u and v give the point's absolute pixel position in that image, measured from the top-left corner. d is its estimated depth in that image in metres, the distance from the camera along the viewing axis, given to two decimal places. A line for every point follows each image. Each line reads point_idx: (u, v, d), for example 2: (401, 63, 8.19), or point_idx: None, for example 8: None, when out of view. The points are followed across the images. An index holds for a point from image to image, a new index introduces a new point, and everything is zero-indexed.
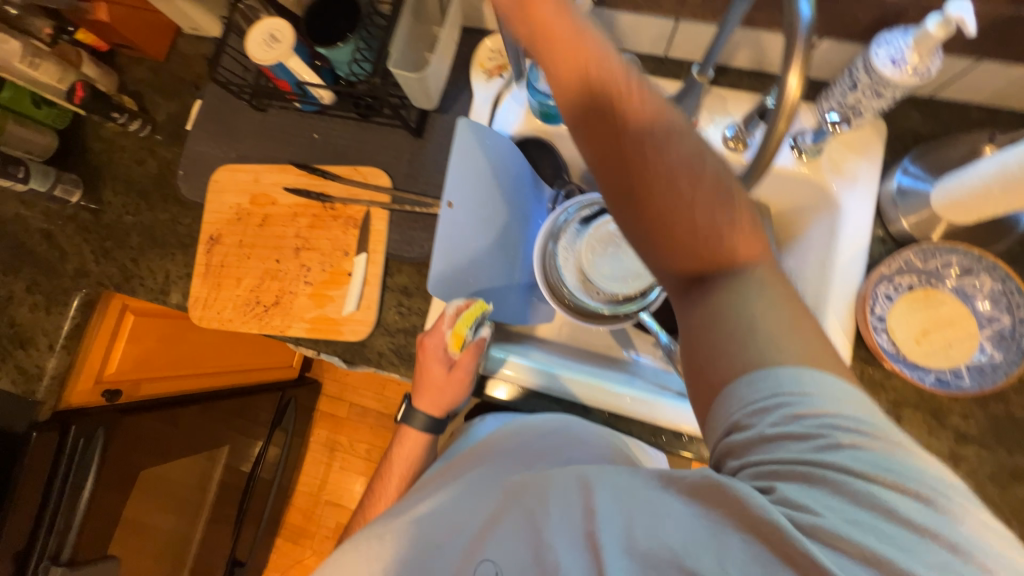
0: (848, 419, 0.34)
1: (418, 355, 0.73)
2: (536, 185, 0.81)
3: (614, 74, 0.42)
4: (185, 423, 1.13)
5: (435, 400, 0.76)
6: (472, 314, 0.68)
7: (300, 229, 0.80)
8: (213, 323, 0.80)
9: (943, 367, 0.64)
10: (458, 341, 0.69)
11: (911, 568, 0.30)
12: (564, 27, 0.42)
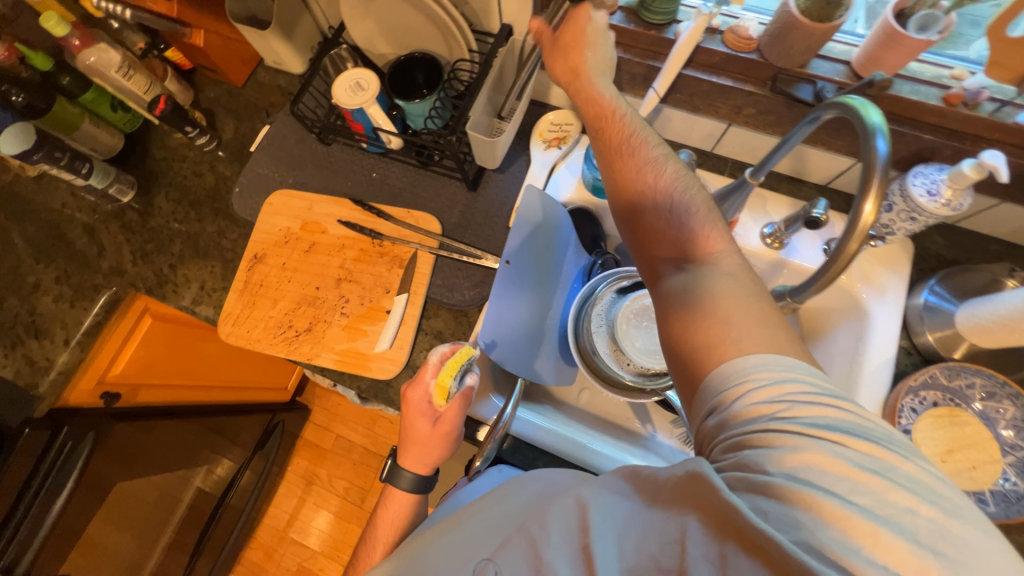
0: (803, 387, 0.39)
1: (401, 411, 0.69)
2: (577, 252, 0.84)
3: (663, 204, 0.53)
4: (160, 437, 1.07)
5: (420, 458, 0.70)
6: (456, 362, 0.66)
7: (345, 260, 0.82)
8: (241, 341, 0.79)
9: (968, 489, 0.64)
10: (442, 393, 0.66)
11: (871, 520, 0.32)
12: (636, 157, 0.56)
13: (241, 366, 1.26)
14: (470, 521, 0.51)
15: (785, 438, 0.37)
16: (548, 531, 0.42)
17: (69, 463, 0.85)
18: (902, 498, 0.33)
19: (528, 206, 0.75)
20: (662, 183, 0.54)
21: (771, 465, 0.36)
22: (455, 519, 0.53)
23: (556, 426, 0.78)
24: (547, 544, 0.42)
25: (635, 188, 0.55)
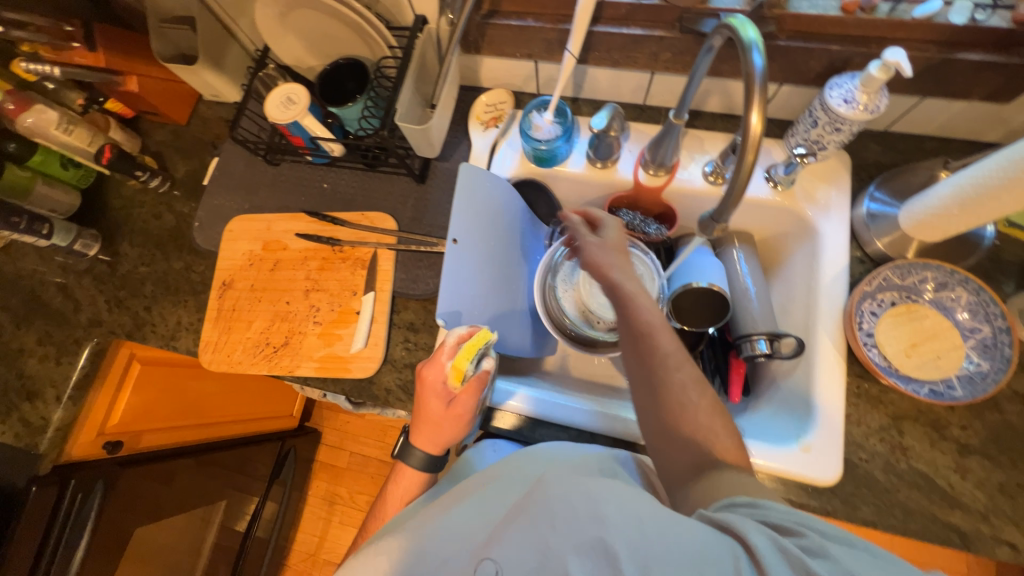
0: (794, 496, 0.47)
1: (417, 387, 0.68)
2: (534, 224, 0.86)
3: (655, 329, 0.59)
4: (180, 482, 1.10)
5: (433, 437, 0.70)
6: (473, 345, 0.65)
7: (310, 271, 0.84)
8: (223, 366, 0.81)
9: (935, 378, 0.67)
10: (458, 375, 0.65)
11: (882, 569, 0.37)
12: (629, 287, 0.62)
13: (238, 397, 1.28)
14: (477, 501, 0.51)
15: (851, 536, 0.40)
16: (561, 517, 0.41)
17: (82, 513, 0.87)
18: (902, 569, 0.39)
19: (465, 181, 0.73)
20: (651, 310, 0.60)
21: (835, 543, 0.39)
22: (452, 497, 0.54)
23: (554, 396, 0.77)
24: (561, 529, 0.40)
25: (634, 340, 0.59)
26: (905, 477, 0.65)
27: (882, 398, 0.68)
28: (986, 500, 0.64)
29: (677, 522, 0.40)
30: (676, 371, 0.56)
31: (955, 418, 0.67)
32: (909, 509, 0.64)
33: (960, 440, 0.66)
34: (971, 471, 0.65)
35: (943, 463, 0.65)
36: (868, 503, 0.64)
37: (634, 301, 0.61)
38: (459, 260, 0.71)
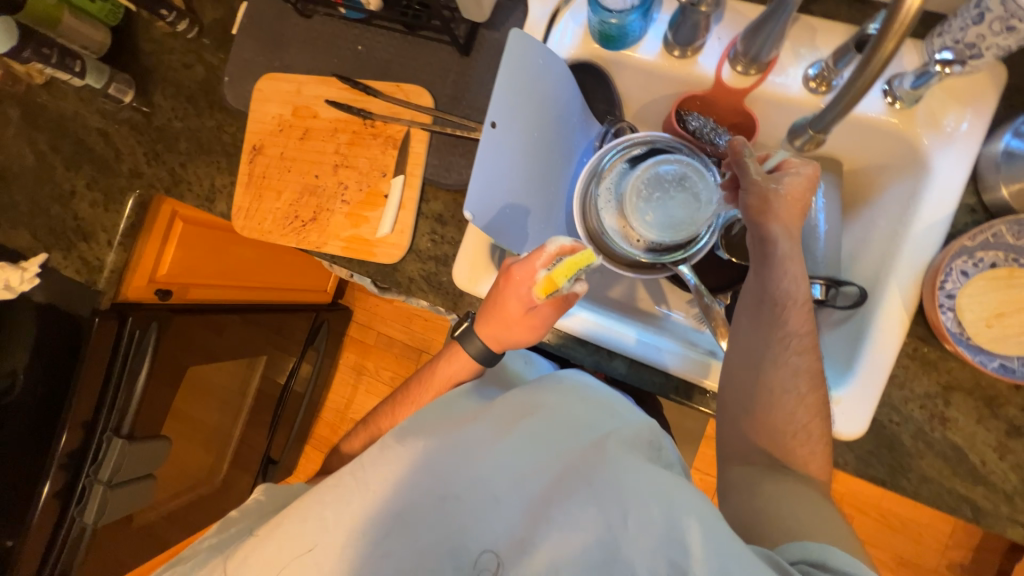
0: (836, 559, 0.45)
1: (501, 282, 0.64)
2: (586, 120, 0.77)
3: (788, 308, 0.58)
4: (227, 333, 1.20)
5: (498, 334, 0.66)
6: (574, 264, 0.59)
7: (340, 145, 0.79)
8: (254, 233, 0.82)
9: (1010, 354, 0.59)
10: (548, 287, 0.60)
11: None
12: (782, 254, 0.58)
13: (271, 266, 1.32)
14: (529, 443, 0.53)
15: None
16: (632, 525, 0.44)
17: (142, 347, 0.97)
18: None
19: (515, 50, 0.60)
20: (793, 287, 0.58)
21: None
22: (500, 421, 0.56)
23: (601, 316, 0.74)
24: (628, 535, 0.44)
25: (763, 304, 0.59)
26: (934, 446, 0.61)
27: (940, 365, 0.62)
28: (1017, 481, 0.60)
29: (758, 569, 0.40)
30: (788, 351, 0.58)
31: (1015, 397, 0.61)
32: (926, 476, 0.61)
33: (1013, 420, 0.60)
34: (1011, 452, 0.60)
35: (984, 439, 0.61)
36: (884, 463, 0.62)
37: (783, 269, 0.58)
38: (495, 146, 0.60)
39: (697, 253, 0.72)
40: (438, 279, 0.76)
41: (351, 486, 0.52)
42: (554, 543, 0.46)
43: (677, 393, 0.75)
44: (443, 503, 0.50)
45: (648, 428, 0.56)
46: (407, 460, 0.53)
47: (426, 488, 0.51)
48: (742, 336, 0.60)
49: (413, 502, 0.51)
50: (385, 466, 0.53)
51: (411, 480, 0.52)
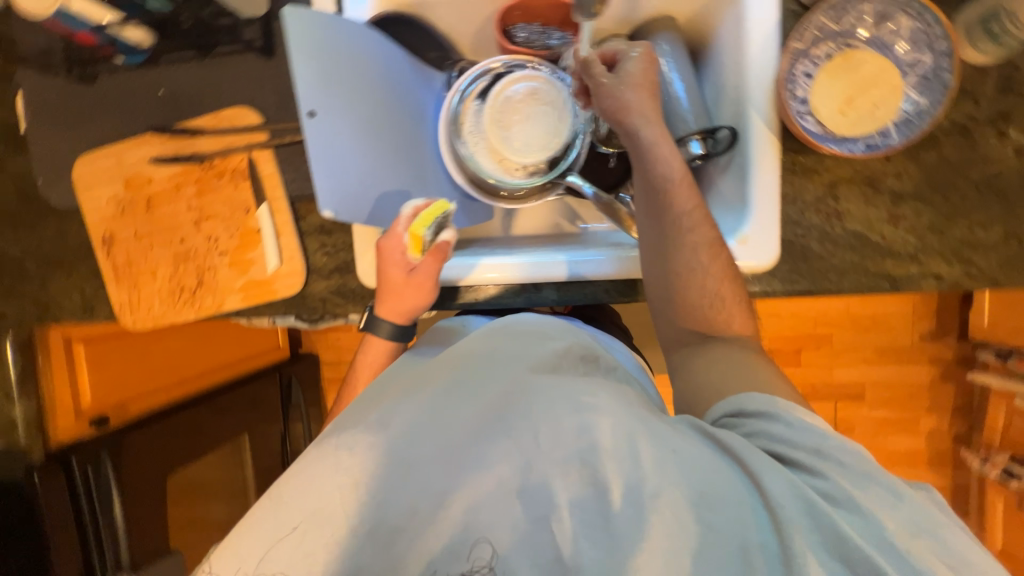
0: (789, 423, 0.44)
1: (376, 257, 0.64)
2: (422, 72, 0.75)
3: (673, 189, 0.56)
4: (200, 427, 1.15)
5: (395, 306, 0.64)
6: (430, 214, 0.62)
7: (190, 200, 0.74)
8: (149, 323, 0.76)
9: (870, 132, 0.62)
10: (416, 242, 0.61)
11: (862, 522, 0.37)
12: (652, 143, 0.57)
13: (212, 347, 1.24)
14: (465, 394, 0.47)
15: (839, 440, 0.43)
16: (547, 446, 0.42)
17: (103, 482, 0.95)
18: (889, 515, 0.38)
19: (300, 32, 0.55)
20: (671, 170, 0.57)
21: (829, 448, 0.41)
22: (436, 380, 0.49)
23: (508, 257, 0.73)
24: (546, 455, 0.42)
25: (652, 194, 0.57)
26: (840, 241, 0.65)
27: (817, 167, 0.65)
28: (917, 241, 0.64)
29: (669, 443, 0.41)
30: (686, 231, 0.57)
31: (889, 168, 0.64)
32: (843, 269, 0.65)
33: (894, 189, 0.64)
34: (904, 219, 0.64)
35: (876, 216, 0.64)
36: (805, 275, 0.66)
37: (655, 151, 0.56)
38: (329, 137, 0.57)
39: (577, 157, 0.72)
40: (349, 288, 0.73)
41: (277, 499, 0.42)
42: (474, 486, 0.41)
43: (610, 296, 0.74)
44: (383, 485, 0.42)
45: (567, 342, 0.56)
46: (342, 451, 0.43)
47: (360, 471, 0.42)
48: (649, 233, 0.59)
49: (337, 488, 0.41)
50: (314, 465, 0.43)
51: (351, 472, 0.42)
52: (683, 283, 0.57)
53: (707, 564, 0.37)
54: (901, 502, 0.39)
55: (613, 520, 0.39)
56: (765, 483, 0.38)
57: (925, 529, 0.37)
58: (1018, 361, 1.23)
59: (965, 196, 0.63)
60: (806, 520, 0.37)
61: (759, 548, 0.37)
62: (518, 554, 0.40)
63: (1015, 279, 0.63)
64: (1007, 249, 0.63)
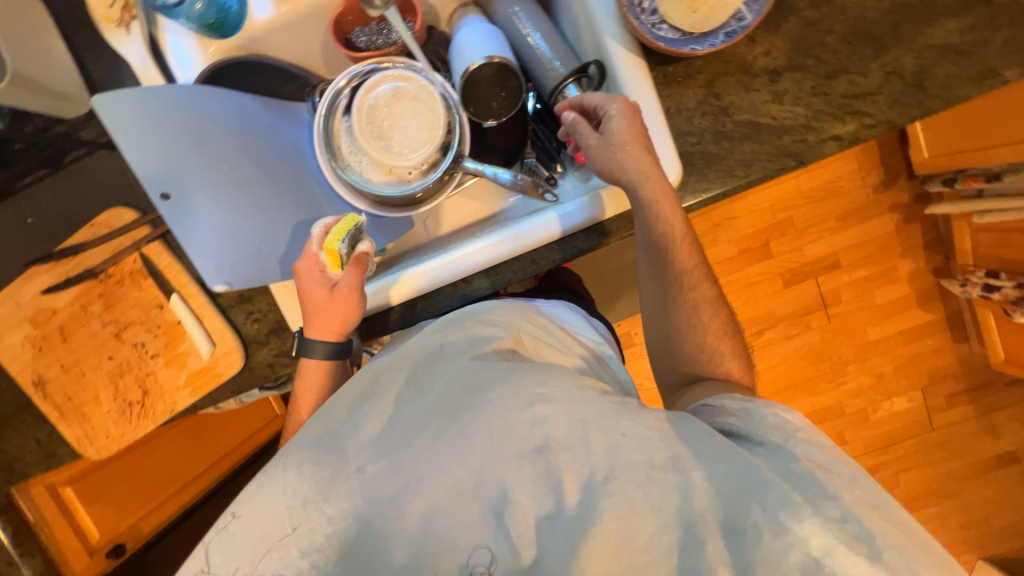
0: (767, 418, 0.47)
1: (296, 280, 0.64)
2: (285, 108, 0.71)
3: (676, 246, 0.60)
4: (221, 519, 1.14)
5: (326, 324, 0.64)
6: (341, 228, 0.60)
7: (102, 315, 0.71)
8: (114, 446, 0.75)
9: (725, 20, 0.60)
10: (333, 261, 0.60)
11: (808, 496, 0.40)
12: (658, 200, 0.58)
13: (209, 439, 1.16)
14: (415, 392, 0.50)
15: (810, 432, 0.46)
16: (499, 447, 0.43)
17: None
18: (843, 487, 0.40)
19: (122, 119, 0.54)
20: (675, 229, 0.59)
21: (799, 436, 0.45)
22: (390, 390, 0.50)
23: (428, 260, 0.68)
24: (498, 454, 0.43)
25: (652, 250, 0.61)
26: (735, 135, 0.64)
27: (689, 73, 0.64)
28: (807, 109, 0.64)
29: (616, 425, 0.44)
30: (679, 275, 0.62)
31: (757, 49, 0.63)
32: (747, 161, 0.64)
33: (768, 67, 0.63)
34: (787, 92, 0.64)
35: (761, 99, 0.64)
36: (714, 178, 0.65)
37: (655, 212, 0.58)
38: (190, 213, 0.57)
39: (460, 140, 0.70)
40: (289, 346, 0.71)
41: (227, 530, 0.44)
42: (424, 492, 0.43)
43: (539, 264, 0.69)
44: (336, 498, 0.44)
45: (515, 333, 0.55)
46: (291, 472, 0.45)
47: (311, 491, 0.44)
48: (648, 274, 0.64)
49: (288, 509, 0.43)
50: (268, 491, 0.44)
51: (303, 491, 0.44)
52: (678, 334, 0.63)
53: (661, 544, 0.41)
54: (862, 482, 0.41)
55: (565, 513, 0.42)
56: (719, 471, 0.41)
57: (873, 496, 0.40)
58: (966, 181, 1.24)
59: (836, 50, 0.63)
60: (765, 494, 0.40)
61: (711, 523, 0.40)
62: (478, 552, 0.41)
63: (909, 113, 0.63)
64: (892, 87, 0.63)
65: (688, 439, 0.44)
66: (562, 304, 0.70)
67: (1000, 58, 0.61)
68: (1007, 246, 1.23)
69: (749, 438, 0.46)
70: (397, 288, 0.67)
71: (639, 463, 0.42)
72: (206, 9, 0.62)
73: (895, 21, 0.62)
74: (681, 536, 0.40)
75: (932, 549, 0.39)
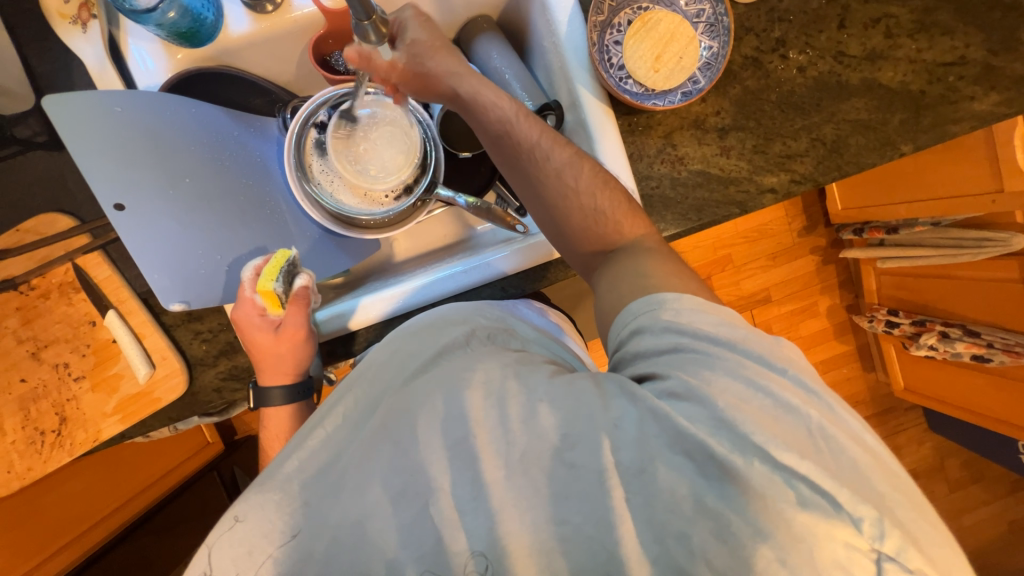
0: (676, 321, 0.47)
1: (239, 331, 0.62)
2: (257, 123, 0.69)
3: (557, 176, 0.57)
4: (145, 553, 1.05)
5: (276, 367, 0.62)
6: (273, 267, 0.59)
7: (19, 331, 0.64)
8: (15, 482, 0.66)
9: (682, 81, 0.68)
10: (271, 300, 0.59)
11: (719, 414, 0.40)
12: (537, 154, 0.57)
13: (124, 472, 1.06)
14: (362, 412, 0.49)
15: (687, 321, 0.47)
16: (424, 437, 0.44)
17: None
18: (742, 372, 0.43)
19: (76, 118, 0.53)
20: (553, 167, 0.57)
21: (682, 340, 0.46)
22: (335, 412, 0.49)
23: (384, 290, 0.68)
24: (423, 444, 0.44)
25: (533, 186, 0.58)
26: (689, 182, 0.71)
27: (651, 124, 0.71)
28: (748, 163, 0.72)
29: (534, 392, 0.45)
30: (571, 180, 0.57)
31: (708, 108, 0.71)
32: (700, 205, 0.72)
33: (717, 126, 0.71)
34: (733, 148, 0.72)
35: (709, 153, 0.71)
36: (670, 220, 0.71)
37: (540, 161, 0.57)
38: (145, 222, 0.56)
39: (436, 167, 0.70)
40: (240, 369, 0.66)
41: None
42: (360, 496, 0.42)
43: (508, 292, 0.71)
44: (283, 539, 0.42)
45: (465, 327, 0.55)
46: (238, 520, 0.43)
47: (256, 536, 0.42)
48: (564, 221, 0.58)
49: (236, 565, 0.42)
50: (215, 552, 0.42)
51: (248, 541, 0.42)
52: (579, 228, 0.58)
53: (573, 499, 0.41)
54: (744, 376, 0.43)
55: (487, 496, 0.42)
56: (622, 411, 0.42)
57: (758, 390, 0.42)
58: (870, 231, 1.43)
59: (772, 116, 0.72)
60: (667, 450, 0.41)
61: (617, 469, 0.41)
62: (404, 550, 0.41)
63: (829, 173, 0.73)
64: (817, 152, 0.73)
65: (606, 385, 0.45)
66: (525, 306, 0.72)
67: (897, 134, 0.73)
68: (903, 288, 1.41)
69: (645, 359, 0.47)
70: (360, 309, 0.66)
71: (551, 431, 0.43)
72: (180, 18, 0.58)
73: (818, 96, 0.72)
74: (591, 492, 0.41)
75: (806, 428, 0.40)
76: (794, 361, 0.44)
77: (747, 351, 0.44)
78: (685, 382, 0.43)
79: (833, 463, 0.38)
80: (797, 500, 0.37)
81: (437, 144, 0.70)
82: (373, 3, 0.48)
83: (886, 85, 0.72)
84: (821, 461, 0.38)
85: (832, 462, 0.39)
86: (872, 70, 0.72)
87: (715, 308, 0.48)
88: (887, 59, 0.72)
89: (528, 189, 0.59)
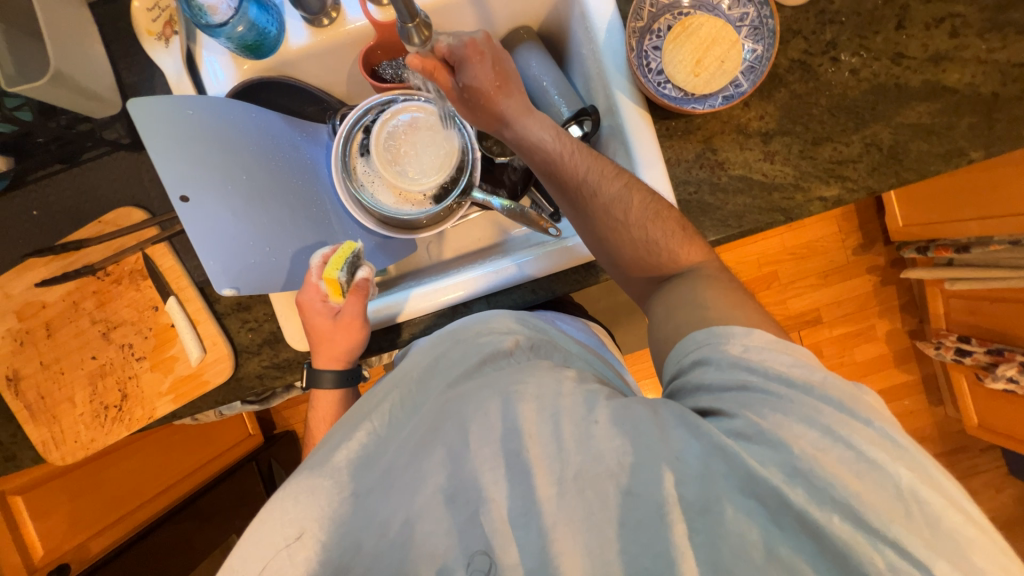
0: (748, 362, 0.46)
1: (300, 312, 0.66)
2: (307, 128, 0.74)
3: (608, 210, 0.59)
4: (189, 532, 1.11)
5: (329, 350, 0.65)
6: (338, 258, 0.63)
7: (93, 313, 0.71)
8: (80, 453, 0.72)
9: (723, 84, 0.67)
10: (335, 288, 0.62)
11: (799, 464, 0.39)
12: (591, 189, 0.60)
13: (172, 456, 1.14)
14: (405, 413, 0.50)
15: (757, 360, 0.46)
16: (475, 447, 0.44)
17: None
18: (823, 419, 0.41)
19: (154, 119, 0.57)
20: (605, 202, 0.59)
21: (751, 379, 0.45)
22: (380, 408, 0.51)
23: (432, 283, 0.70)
24: (474, 452, 0.44)
25: (586, 219, 0.61)
26: (729, 188, 0.69)
27: (692, 128, 0.69)
28: (794, 169, 0.69)
29: (591, 415, 0.45)
30: (620, 215, 0.59)
31: (751, 113, 0.69)
32: (740, 211, 0.69)
33: (760, 130, 0.69)
34: (778, 153, 0.69)
35: (753, 158, 0.69)
36: (710, 226, 0.69)
37: (593, 196, 0.60)
38: (206, 212, 0.59)
39: (472, 170, 0.71)
40: (282, 358, 0.70)
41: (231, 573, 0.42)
42: (411, 504, 0.43)
43: (539, 294, 0.71)
44: (331, 525, 0.44)
45: (509, 336, 0.54)
46: (288, 500, 0.44)
47: (307, 519, 0.43)
48: (618, 249, 0.61)
49: (286, 543, 0.43)
50: (260, 531, 0.43)
51: (299, 520, 0.43)
52: (630, 256, 0.61)
53: (633, 529, 0.41)
54: (823, 424, 0.41)
55: (540, 512, 0.41)
56: (688, 448, 0.42)
57: (836, 439, 0.40)
58: (937, 250, 1.31)
59: (822, 121, 0.69)
60: (735, 491, 0.40)
61: (680, 503, 0.40)
62: (452, 555, 0.41)
63: (886, 180, 0.69)
64: (871, 157, 0.68)
65: (665, 416, 0.44)
66: (557, 314, 0.72)
67: (966, 140, 0.67)
68: (977, 314, 1.29)
69: (706, 392, 0.47)
70: (404, 303, 0.68)
71: (608, 454, 0.42)
72: (247, 32, 0.64)
73: (873, 99, 0.69)
74: (645, 520, 0.40)
75: (897, 485, 0.38)
76: (880, 411, 0.42)
77: (825, 394, 0.42)
78: (761, 424, 0.42)
79: (930, 530, 0.36)
80: (887, 567, 0.36)
81: (474, 148, 0.72)
82: (418, 7, 0.50)
83: (952, 88, 0.67)
84: (914, 526, 0.36)
85: (929, 529, 0.36)
86: (935, 71, 0.68)
87: (785, 346, 0.47)
88: (953, 60, 0.67)
89: (581, 220, 0.62)
